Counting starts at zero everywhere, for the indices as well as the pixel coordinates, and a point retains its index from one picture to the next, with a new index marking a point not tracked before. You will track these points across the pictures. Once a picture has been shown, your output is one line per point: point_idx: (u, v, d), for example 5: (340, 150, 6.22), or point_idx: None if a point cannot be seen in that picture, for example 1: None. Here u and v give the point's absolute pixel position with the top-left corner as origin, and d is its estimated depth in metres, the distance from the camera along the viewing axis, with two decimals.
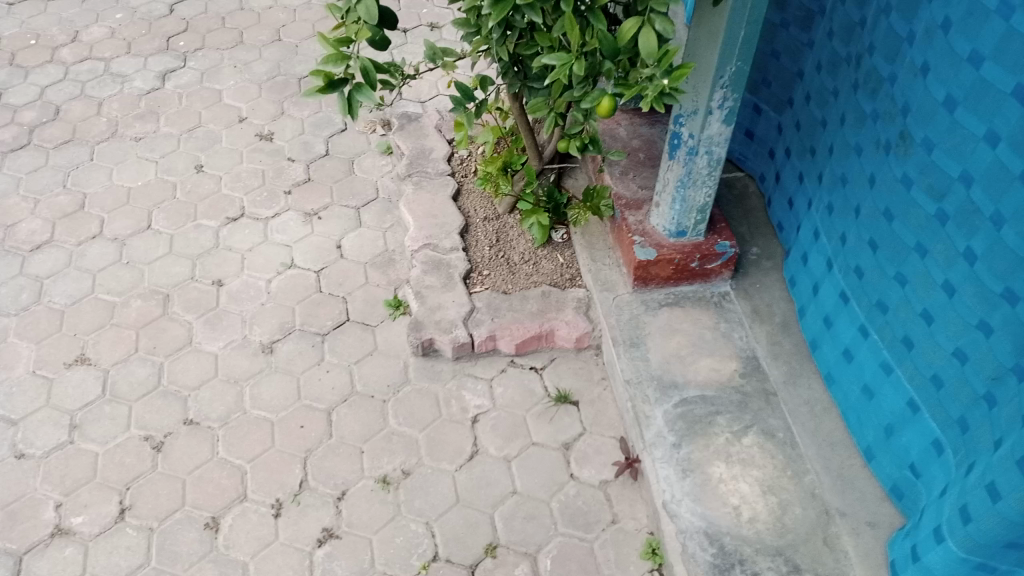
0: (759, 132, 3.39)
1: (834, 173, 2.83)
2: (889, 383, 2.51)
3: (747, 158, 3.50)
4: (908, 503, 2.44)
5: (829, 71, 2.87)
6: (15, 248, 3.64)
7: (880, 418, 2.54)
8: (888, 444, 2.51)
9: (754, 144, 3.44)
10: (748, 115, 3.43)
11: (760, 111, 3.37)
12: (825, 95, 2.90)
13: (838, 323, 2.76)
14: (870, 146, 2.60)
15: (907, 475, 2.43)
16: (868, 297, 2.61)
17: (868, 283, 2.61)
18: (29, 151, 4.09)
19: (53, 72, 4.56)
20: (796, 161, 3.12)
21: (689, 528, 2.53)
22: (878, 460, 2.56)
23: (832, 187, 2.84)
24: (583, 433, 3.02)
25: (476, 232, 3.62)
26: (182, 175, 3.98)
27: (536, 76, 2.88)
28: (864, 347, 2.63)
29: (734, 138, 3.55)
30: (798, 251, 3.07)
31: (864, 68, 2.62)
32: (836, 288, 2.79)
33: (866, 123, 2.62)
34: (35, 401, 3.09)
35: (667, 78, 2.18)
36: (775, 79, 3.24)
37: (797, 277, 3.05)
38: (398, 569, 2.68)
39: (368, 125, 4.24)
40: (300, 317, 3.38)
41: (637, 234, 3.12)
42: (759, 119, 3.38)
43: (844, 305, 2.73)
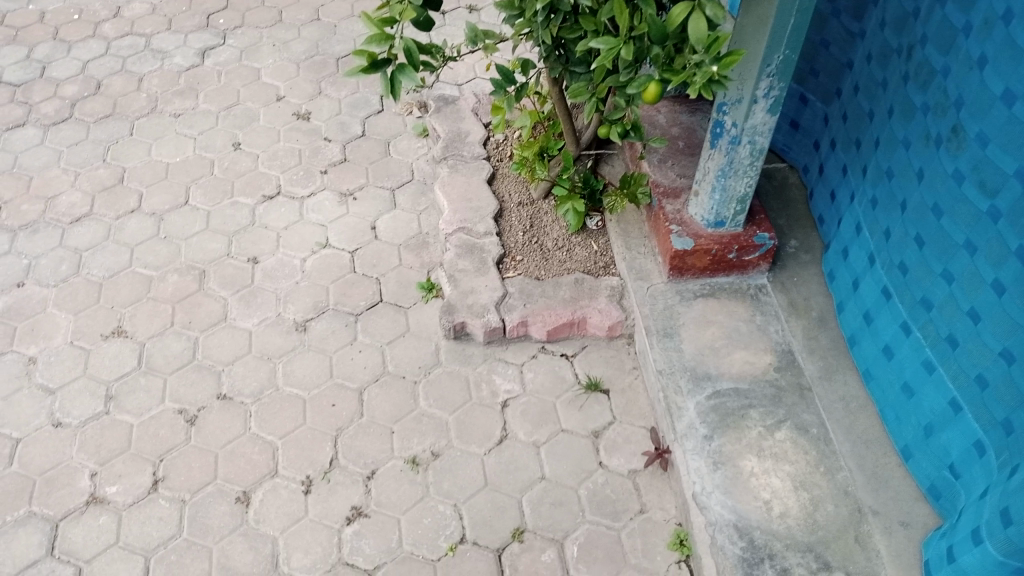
0: (804, 123, 3.34)
1: (880, 167, 2.78)
2: (931, 381, 2.46)
3: (790, 149, 3.45)
4: (945, 504, 2.41)
5: (879, 62, 2.81)
6: (55, 220, 3.69)
7: (920, 417, 2.50)
8: (927, 443, 2.47)
9: (799, 135, 3.39)
10: (793, 105, 3.38)
11: (806, 102, 3.31)
12: (874, 86, 2.85)
13: (879, 319, 2.72)
14: (920, 139, 2.55)
15: (946, 476, 2.39)
16: (911, 294, 2.56)
17: (911, 280, 2.57)
18: (70, 124, 4.13)
19: (95, 47, 4.60)
20: (841, 154, 3.07)
21: (719, 521, 2.51)
22: (915, 459, 2.52)
23: (878, 180, 2.79)
24: (613, 422, 3.01)
25: (510, 217, 3.60)
26: (220, 152, 4.00)
27: (578, 60, 2.86)
28: (905, 344, 2.58)
29: (778, 128, 3.49)
30: (839, 245, 3.03)
31: (916, 59, 2.57)
32: (878, 284, 2.74)
33: (916, 116, 2.57)
34: (73, 371, 3.14)
35: (716, 65, 2.16)
36: (823, 69, 3.18)
37: (837, 271, 3.01)
38: (426, 550, 2.69)
39: (405, 106, 4.24)
40: (333, 297, 3.39)
41: (674, 223, 3.09)
42: (804, 110, 3.33)
43: (886, 301, 2.69)
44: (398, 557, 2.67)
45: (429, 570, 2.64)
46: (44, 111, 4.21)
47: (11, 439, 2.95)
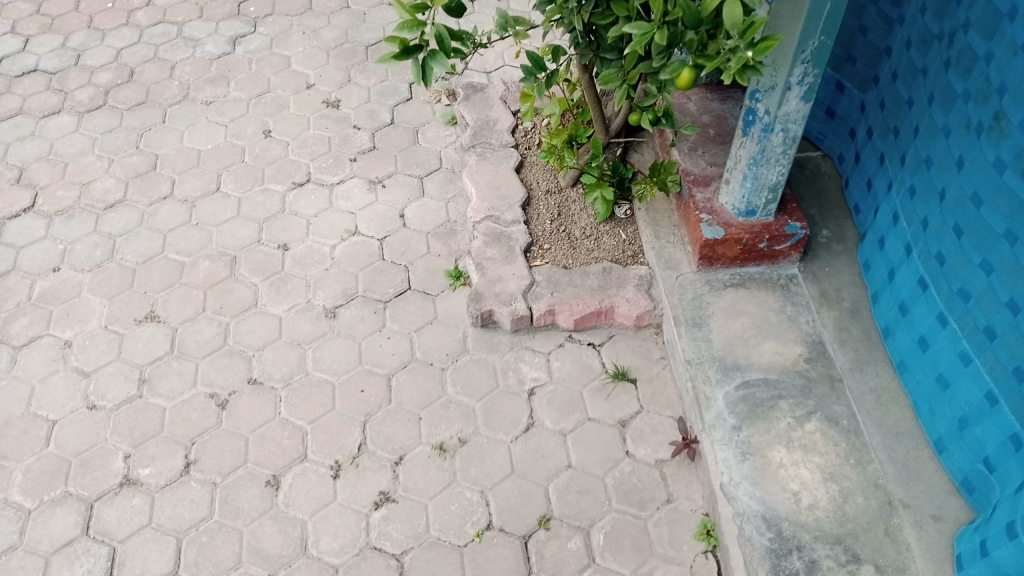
0: (840, 110, 3.29)
1: (918, 155, 2.73)
2: (967, 374, 2.43)
3: (825, 138, 3.41)
4: (978, 498, 2.38)
5: (919, 48, 2.76)
6: (89, 206, 3.74)
7: (955, 410, 2.47)
8: (961, 436, 2.44)
9: (835, 123, 3.34)
10: (829, 93, 3.33)
11: (843, 89, 3.26)
12: (913, 73, 2.80)
13: (915, 310, 2.68)
14: (960, 127, 2.50)
15: (981, 470, 2.36)
16: (948, 284, 2.53)
17: (949, 270, 2.53)
18: (104, 112, 4.19)
19: (128, 35, 4.65)
20: (878, 142, 3.03)
21: (747, 512, 2.49)
22: (949, 452, 2.49)
23: (915, 169, 2.75)
24: (640, 411, 3.00)
25: (538, 205, 3.60)
26: (250, 140, 4.03)
27: (608, 46, 2.85)
28: (941, 335, 2.55)
29: (813, 116, 3.44)
30: (874, 235, 2.99)
31: (958, 45, 2.52)
32: (914, 274, 2.70)
33: (957, 104, 2.52)
34: (107, 354, 3.19)
35: (751, 51, 2.15)
36: (861, 56, 3.13)
37: (873, 261, 2.97)
38: (453, 536, 2.71)
39: (434, 94, 4.24)
40: (362, 284, 3.41)
41: (704, 212, 3.07)
42: (840, 97, 3.28)
43: (922, 292, 2.65)
44: (425, 542, 2.70)
45: (455, 556, 2.66)
46: (79, 98, 4.27)
47: (47, 421, 3.01)
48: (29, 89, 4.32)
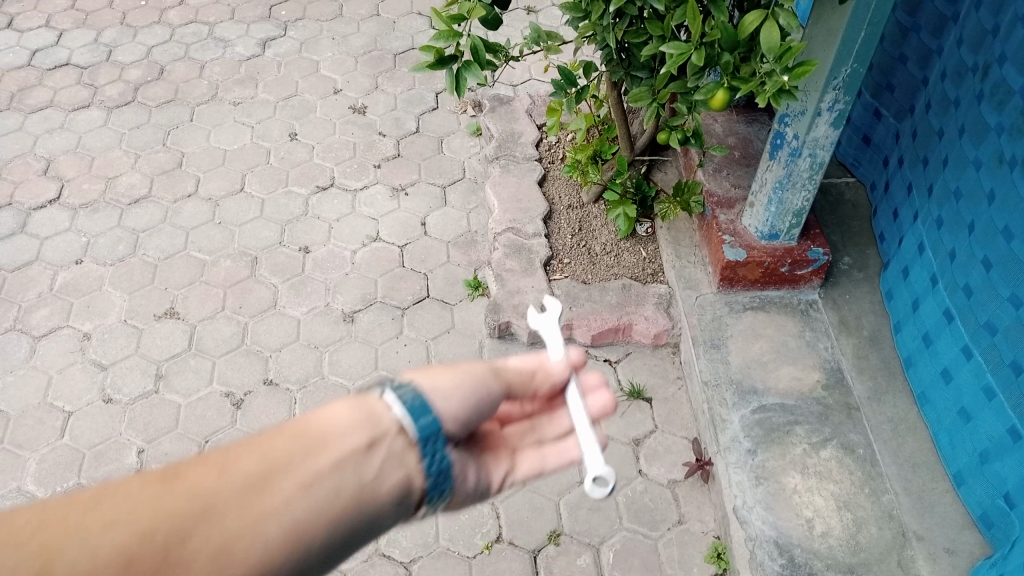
0: (876, 138, 3.31)
1: (947, 187, 2.73)
2: (990, 408, 2.41)
3: (860, 165, 3.42)
4: (997, 534, 2.36)
5: (953, 80, 2.76)
6: (114, 201, 3.77)
7: (976, 443, 2.46)
8: (982, 471, 2.42)
9: (870, 150, 3.36)
10: (867, 120, 3.35)
11: (880, 117, 3.28)
12: (946, 104, 2.80)
13: (939, 341, 2.67)
14: (992, 160, 2.50)
15: (1000, 505, 2.34)
16: (975, 317, 2.52)
17: (976, 303, 2.52)
18: (133, 108, 4.23)
19: (160, 33, 4.71)
20: (907, 171, 3.03)
21: (759, 536, 2.48)
22: (968, 486, 2.48)
23: (944, 201, 2.74)
24: (655, 431, 3.00)
25: (559, 220, 3.61)
26: (276, 142, 4.06)
27: (640, 65, 2.86)
28: (965, 368, 2.53)
29: (851, 142, 3.47)
30: (899, 264, 2.98)
31: (992, 78, 2.52)
32: (939, 305, 2.69)
33: (990, 136, 2.52)
34: (125, 349, 3.21)
35: (787, 75, 2.16)
36: (900, 85, 3.16)
37: (896, 291, 2.96)
38: (462, 547, 2.71)
39: (461, 105, 4.27)
40: (381, 290, 3.43)
41: (727, 233, 3.07)
42: (877, 125, 3.30)
43: (948, 323, 2.64)
44: (435, 552, 2.70)
45: (464, 567, 2.66)
46: (109, 93, 4.31)
47: (63, 412, 3.02)
48: (60, 83, 4.37)
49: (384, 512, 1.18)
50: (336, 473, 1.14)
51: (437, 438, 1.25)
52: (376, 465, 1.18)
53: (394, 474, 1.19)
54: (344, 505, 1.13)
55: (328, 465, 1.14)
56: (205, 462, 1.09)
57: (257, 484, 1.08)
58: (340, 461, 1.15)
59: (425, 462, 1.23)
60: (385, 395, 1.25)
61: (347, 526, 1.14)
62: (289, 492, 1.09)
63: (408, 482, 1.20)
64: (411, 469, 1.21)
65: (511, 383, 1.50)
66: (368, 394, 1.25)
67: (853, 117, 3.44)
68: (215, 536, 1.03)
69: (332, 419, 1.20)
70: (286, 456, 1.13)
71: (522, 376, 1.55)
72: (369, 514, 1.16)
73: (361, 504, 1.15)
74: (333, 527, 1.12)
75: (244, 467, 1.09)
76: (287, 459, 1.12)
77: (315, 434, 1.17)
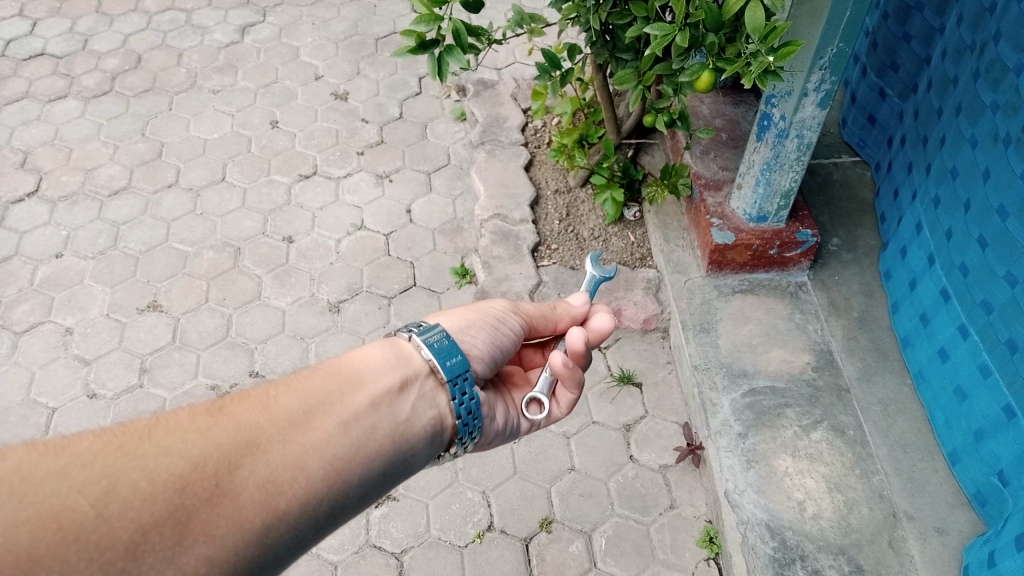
0: (881, 118, 3.31)
1: (944, 165, 2.73)
2: (986, 386, 2.41)
3: (865, 145, 3.42)
4: (991, 511, 2.36)
5: (953, 59, 2.75)
6: (94, 193, 3.71)
7: (971, 422, 2.46)
8: (976, 449, 2.42)
9: (874, 130, 3.36)
10: (872, 99, 3.35)
11: (885, 96, 3.28)
12: (946, 83, 2.80)
13: (936, 320, 2.66)
14: (988, 138, 2.49)
15: (994, 482, 2.34)
16: (971, 296, 2.51)
17: (972, 282, 2.51)
18: (111, 98, 4.15)
19: (136, 21, 4.62)
20: (909, 151, 3.03)
21: (751, 520, 2.47)
22: (962, 464, 2.48)
23: (942, 179, 2.74)
24: (645, 416, 2.98)
25: (546, 205, 3.57)
26: (258, 130, 4.00)
27: (625, 47, 2.83)
28: (961, 347, 2.53)
29: (856, 121, 3.46)
30: (897, 244, 2.97)
31: (988, 56, 2.51)
32: (936, 285, 2.68)
33: (985, 114, 2.51)
34: (108, 343, 3.16)
35: (772, 56, 2.13)
36: (904, 65, 3.16)
37: (893, 271, 2.95)
38: (454, 536, 2.69)
39: (444, 89, 4.21)
40: (367, 279, 3.39)
41: (715, 216, 3.05)
42: (882, 104, 3.30)
43: (944, 302, 2.63)
44: (426, 542, 2.68)
45: (456, 556, 2.64)
46: (86, 83, 4.23)
47: (46, 408, 2.97)
48: (36, 73, 4.29)
49: (416, 444, 1.52)
50: (373, 411, 1.48)
51: (463, 376, 1.62)
52: (406, 404, 1.52)
53: (426, 411, 1.55)
54: (379, 437, 1.46)
55: (364, 404, 1.48)
56: (257, 402, 1.41)
57: (306, 418, 1.41)
58: (376, 399, 1.49)
59: (455, 401, 1.59)
60: (412, 338, 1.64)
61: (383, 455, 1.46)
62: (333, 425, 1.42)
63: (438, 418, 1.57)
64: (442, 408, 1.58)
65: (530, 317, 1.91)
66: (396, 337, 1.64)
67: (858, 97, 3.44)
68: (263, 467, 1.32)
69: (368, 365, 1.56)
70: (327, 395, 1.46)
71: (541, 312, 1.95)
72: (403, 445, 1.50)
73: (394, 437, 1.48)
74: (371, 456, 1.44)
75: (291, 404, 1.42)
76: (330, 398, 1.46)
77: (351, 377, 1.52)
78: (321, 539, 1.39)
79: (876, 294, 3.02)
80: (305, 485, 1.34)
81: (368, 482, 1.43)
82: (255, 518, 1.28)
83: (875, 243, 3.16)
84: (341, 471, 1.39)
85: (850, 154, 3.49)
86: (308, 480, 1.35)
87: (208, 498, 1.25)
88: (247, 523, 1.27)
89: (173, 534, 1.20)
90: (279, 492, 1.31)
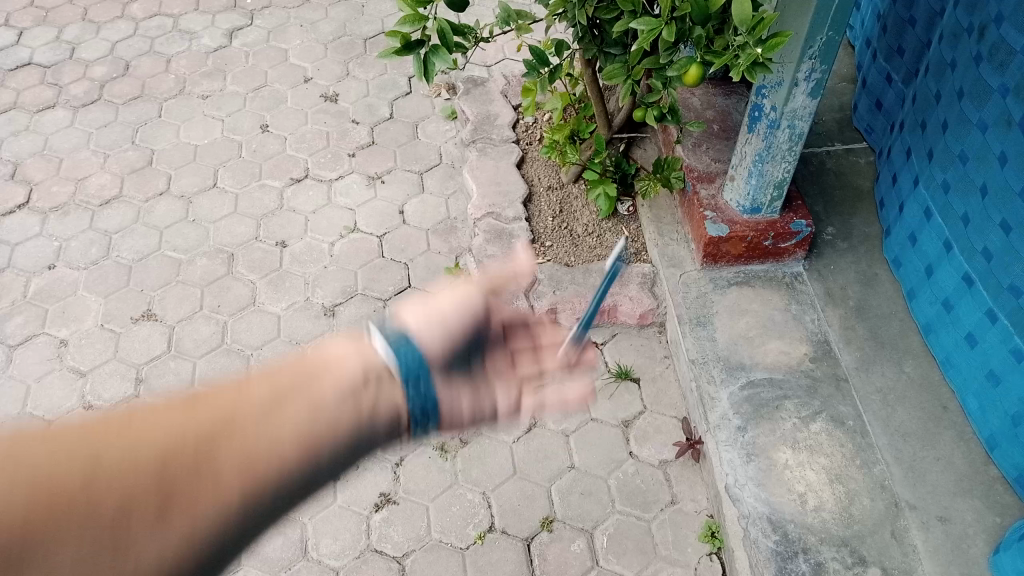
0: (887, 103, 3.31)
1: (950, 150, 2.72)
2: (1020, 369, 2.39)
3: (872, 130, 3.42)
4: None
5: (949, 42, 2.77)
6: (85, 203, 3.69)
7: (1007, 406, 2.45)
8: (1016, 434, 2.41)
9: (881, 116, 3.36)
10: (880, 85, 3.36)
11: (892, 81, 3.29)
12: (944, 67, 2.81)
13: (961, 306, 2.65)
14: (998, 121, 2.48)
15: None
16: (997, 280, 2.49)
17: (997, 267, 2.49)
18: (99, 106, 4.13)
19: (123, 28, 4.60)
20: (907, 136, 3.02)
21: (752, 514, 2.46)
22: (1002, 449, 2.46)
23: (949, 164, 2.72)
24: (644, 411, 2.97)
25: (539, 202, 3.56)
26: (248, 135, 3.98)
27: (613, 41, 2.81)
28: (991, 331, 2.51)
29: (864, 106, 3.47)
30: (904, 230, 2.96)
31: (989, 39, 2.52)
32: (958, 271, 2.66)
33: (993, 97, 2.50)
34: (104, 354, 3.15)
35: (760, 48, 2.11)
36: (909, 49, 3.17)
37: (904, 258, 2.94)
38: (454, 538, 2.67)
39: (434, 88, 4.20)
40: (362, 282, 3.37)
41: (708, 209, 3.03)
42: (888, 90, 3.30)
43: (969, 288, 2.61)
44: (427, 544, 2.66)
45: (457, 558, 2.62)
46: (74, 92, 4.21)
47: (44, 421, 2.96)
48: (24, 83, 4.26)
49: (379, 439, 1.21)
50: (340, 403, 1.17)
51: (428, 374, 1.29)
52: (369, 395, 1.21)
53: (385, 403, 1.22)
54: (343, 438, 1.15)
55: (331, 391, 1.17)
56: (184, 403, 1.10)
57: (281, 398, 1.14)
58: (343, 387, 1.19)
59: (413, 392, 1.26)
60: (376, 332, 1.30)
61: (351, 456, 1.17)
62: (328, 388, 1.18)
63: (395, 412, 1.23)
64: (399, 401, 1.24)
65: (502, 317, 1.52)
66: (359, 336, 1.28)
67: (869, 82, 3.44)
68: (237, 455, 1.06)
69: (329, 353, 1.25)
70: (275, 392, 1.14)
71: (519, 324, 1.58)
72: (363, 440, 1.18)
73: (359, 434, 1.17)
74: (351, 439, 1.16)
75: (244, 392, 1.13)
76: (302, 381, 1.18)
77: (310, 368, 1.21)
78: (255, 544, 1.09)
79: (874, 282, 3.01)
80: (279, 471, 1.08)
81: (340, 466, 1.15)
82: (238, 494, 1.04)
83: (870, 231, 3.15)
84: (305, 460, 1.10)
85: (843, 141, 3.47)
86: (284, 470, 1.08)
87: (186, 476, 1.02)
88: (199, 514, 1.01)
89: (159, 513, 0.98)
90: (265, 477, 1.06)
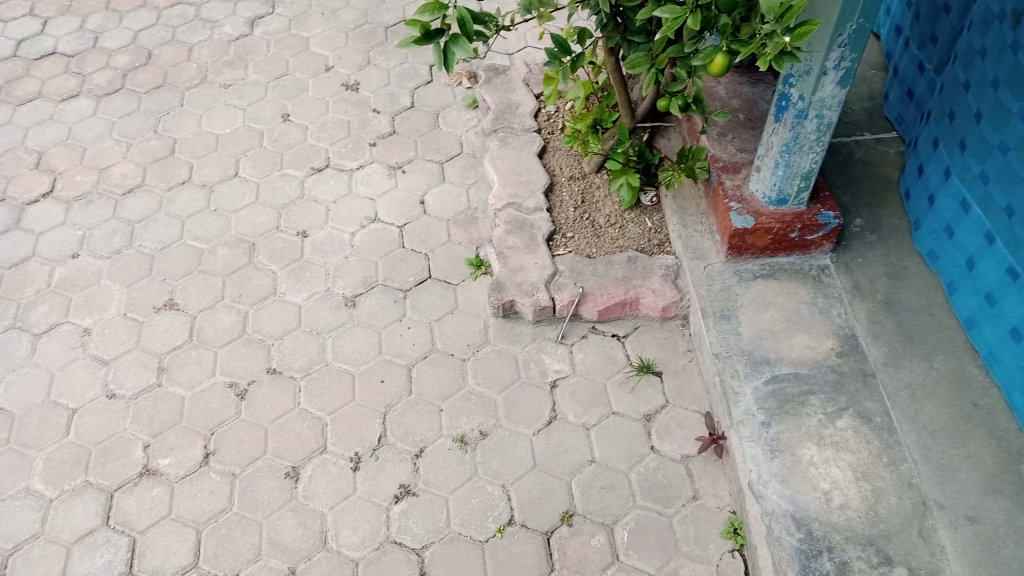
0: (919, 92, 3.24)
1: (988, 140, 2.64)
2: None
3: (903, 120, 3.34)
4: None
5: (980, 29, 2.71)
6: (108, 191, 3.71)
7: None
8: None
9: (912, 105, 3.28)
10: (912, 73, 3.28)
11: (924, 70, 3.20)
12: (974, 55, 2.74)
13: (1005, 301, 2.58)
14: None
15: None
16: None
17: None
18: (122, 96, 4.14)
19: (146, 17, 4.60)
20: (934, 126, 2.95)
21: (776, 511, 2.42)
22: None
23: (987, 155, 2.65)
24: (666, 405, 2.94)
25: (561, 192, 3.52)
26: (269, 124, 3.98)
27: (636, 29, 2.76)
28: None
29: (895, 95, 3.39)
30: (937, 223, 2.89)
31: None
32: (1002, 264, 2.59)
33: None
34: (127, 343, 3.16)
35: (789, 36, 2.05)
36: (943, 36, 3.09)
37: (940, 251, 2.87)
38: (474, 531, 2.66)
39: (455, 77, 4.16)
40: (382, 272, 3.36)
41: (733, 200, 2.98)
42: (920, 78, 3.22)
43: (1014, 281, 2.54)
44: (446, 537, 2.65)
45: (477, 551, 2.61)
46: (98, 81, 4.22)
47: (67, 409, 2.98)
48: (48, 72, 4.28)
49: None
50: None
51: None
52: None
53: None
54: None
55: None
56: None
57: None
58: None
59: None
60: None
61: None
62: None
63: None
64: None
65: None
66: None
67: (901, 70, 3.36)
68: None
69: None
70: None
71: None
72: None
73: None
74: None
75: None
76: None
77: None
78: None
79: (903, 275, 2.94)
80: None
81: None
82: None
83: (900, 223, 3.08)
84: None
85: (872, 131, 3.39)
86: None
87: None
88: None
89: None
90: None
